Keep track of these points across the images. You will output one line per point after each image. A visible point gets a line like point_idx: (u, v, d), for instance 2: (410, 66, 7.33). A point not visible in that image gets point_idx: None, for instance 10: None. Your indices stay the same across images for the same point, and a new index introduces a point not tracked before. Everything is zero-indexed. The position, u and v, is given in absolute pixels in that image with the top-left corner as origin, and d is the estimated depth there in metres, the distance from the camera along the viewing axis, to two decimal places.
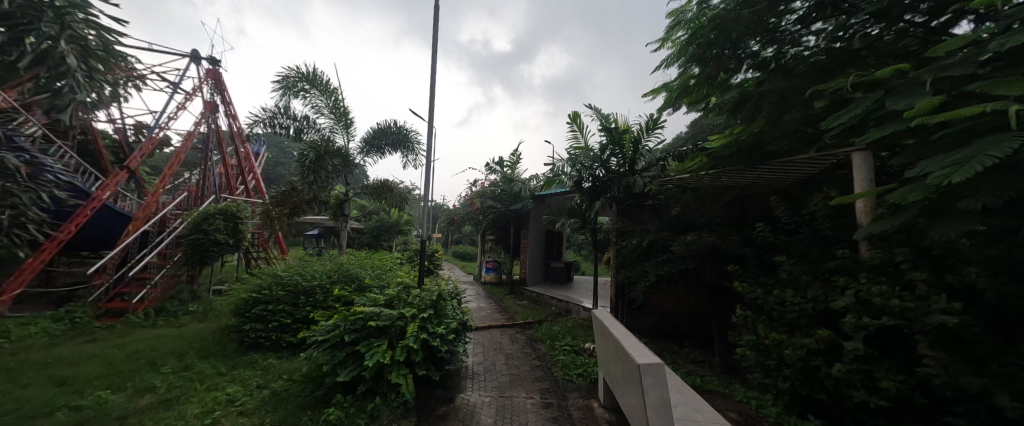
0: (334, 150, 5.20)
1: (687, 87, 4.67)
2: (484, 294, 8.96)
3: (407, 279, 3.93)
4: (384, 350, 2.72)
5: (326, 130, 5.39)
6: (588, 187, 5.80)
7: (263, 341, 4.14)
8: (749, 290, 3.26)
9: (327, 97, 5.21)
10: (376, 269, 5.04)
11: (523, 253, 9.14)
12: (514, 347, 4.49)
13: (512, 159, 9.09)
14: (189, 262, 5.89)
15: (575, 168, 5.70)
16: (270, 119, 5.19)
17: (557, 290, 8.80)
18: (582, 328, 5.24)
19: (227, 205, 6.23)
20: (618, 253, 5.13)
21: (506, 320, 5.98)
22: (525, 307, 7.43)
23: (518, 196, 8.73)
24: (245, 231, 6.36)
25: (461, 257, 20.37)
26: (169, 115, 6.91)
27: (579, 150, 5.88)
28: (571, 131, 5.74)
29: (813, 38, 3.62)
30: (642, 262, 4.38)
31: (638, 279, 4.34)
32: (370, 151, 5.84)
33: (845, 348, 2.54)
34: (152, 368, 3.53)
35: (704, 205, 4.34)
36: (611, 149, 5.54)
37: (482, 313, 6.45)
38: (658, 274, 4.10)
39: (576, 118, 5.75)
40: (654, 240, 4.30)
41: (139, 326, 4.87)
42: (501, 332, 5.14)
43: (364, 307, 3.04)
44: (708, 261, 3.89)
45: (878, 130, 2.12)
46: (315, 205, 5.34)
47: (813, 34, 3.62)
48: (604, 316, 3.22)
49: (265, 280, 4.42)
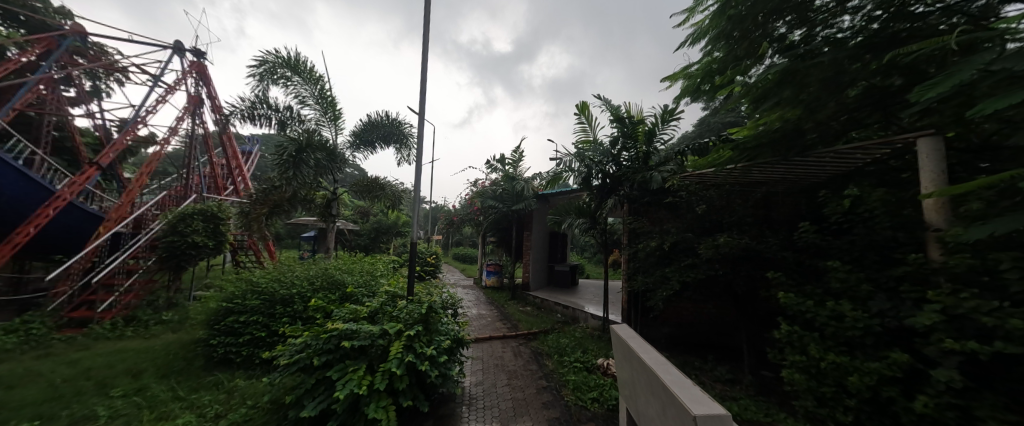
0: (317, 143, 4.74)
1: (711, 70, 4.11)
2: (485, 299, 8.50)
3: (395, 287, 3.45)
4: (360, 377, 2.23)
5: (311, 122, 4.94)
6: (598, 185, 5.35)
7: (234, 357, 3.67)
8: (795, 302, 2.77)
9: (312, 86, 4.76)
10: (365, 276, 4.56)
11: (526, 256, 8.68)
12: (517, 362, 4.00)
13: (514, 157, 8.62)
14: (164, 267, 5.43)
15: (583, 163, 5.23)
16: (249, 110, 4.71)
17: (563, 295, 8.32)
18: (593, 340, 4.73)
19: (208, 205, 5.79)
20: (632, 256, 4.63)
21: (509, 329, 5.49)
22: (529, 314, 6.94)
23: (520, 196, 8.25)
24: (226, 233, 5.91)
25: (461, 259, 19.97)
26: (148, 109, 6.45)
27: (586, 144, 5.46)
28: (578, 123, 5.28)
29: (849, 18, 3.08)
30: (662, 268, 3.88)
31: (659, 287, 3.84)
32: (360, 146, 5.37)
33: (930, 378, 2.04)
34: (100, 392, 3.05)
35: (731, 203, 3.84)
36: (623, 142, 5.10)
37: (482, 321, 5.96)
38: (682, 281, 3.59)
39: (585, 109, 5.31)
40: (676, 242, 3.79)
41: (103, 338, 4.40)
42: (503, 345, 4.65)
43: (340, 322, 2.56)
44: (740, 266, 3.40)
45: (992, 100, 1.61)
46: (298, 205, 4.88)
47: (849, 13, 3.07)
48: (626, 333, 2.71)
49: (239, 288, 3.95)
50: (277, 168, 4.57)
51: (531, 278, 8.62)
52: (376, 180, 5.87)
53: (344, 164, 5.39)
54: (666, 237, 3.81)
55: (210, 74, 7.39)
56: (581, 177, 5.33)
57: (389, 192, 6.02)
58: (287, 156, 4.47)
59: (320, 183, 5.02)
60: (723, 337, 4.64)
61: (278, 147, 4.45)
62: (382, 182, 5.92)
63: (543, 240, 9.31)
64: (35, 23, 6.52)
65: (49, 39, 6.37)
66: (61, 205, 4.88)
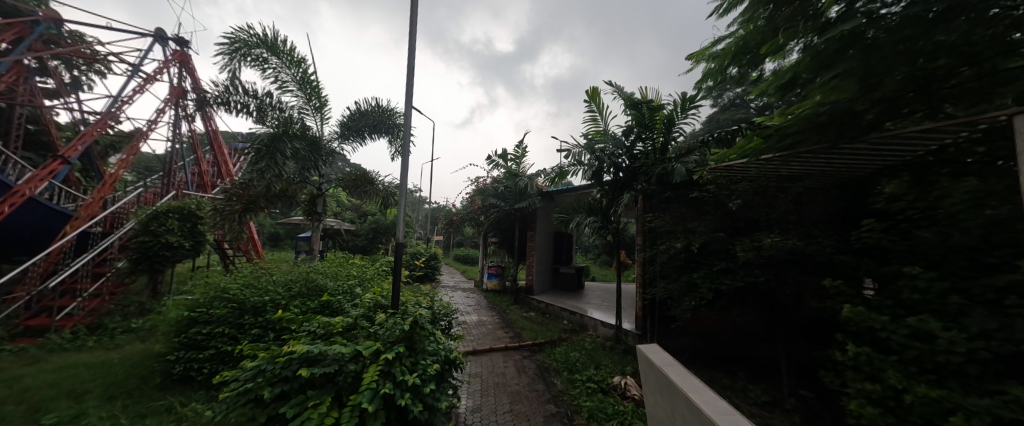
0: (295, 133, 4.28)
1: (743, 46, 3.57)
2: (486, 303, 8.02)
3: (379, 296, 2.96)
4: (323, 414, 1.73)
5: (292, 110, 4.46)
6: (610, 180, 4.86)
7: (196, 375, 3.18)
8: (865, 317, 2.21)
9: (292, 69, 4.28)
10: (350, 282, 4.11)
11: (529, 258, 8.19)
12: (521, 381, 3.51)
13: (518, 153, 8.12)
14: (135, 270, 4.97)
15: (594, 156, 4.71)
16: (222, 95, 4.22)
17: (568, 299, 7.82)
18: (605, 354, 4.21)
19: (187, 202, 5.36)
20: (649, 259, 4.11)
21: (511, 339, 4.98)
22: (533, 320, 6.44)
23: (524, 193, 7.76)
24: (206, 232, 5.46)
25: (461, 260, 19.52)
26: (124, 99, 6.00)
27: (597, 134, 4.95)
28: (589, 112, 4.78)
29: None
30: (688, 273, 3.35)
31: (685, 295, 3.31)
32: (347, 136, 4.88)
33: None
34: (29, 419, 2.58)
35: (769, 198, 3.30)
36: (638, 132, 4.60)
37: (482, 330, 5.46)
38: (713, 289, 3.06)
39: (596, 95, 4.82)
40: (704, 244, 3.26)
41: (59, 349, 3.95)
42: (505, 358, 4.15)
43: (304, 342, 2.06)
44: (784, 271, 2.86)
45: None
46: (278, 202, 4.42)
47: None
48: (665, 363, 2.11)
49: (207, 295, 3.49)
50: (250, 161, 4.10)
51: (534, 280, 8.12)
52: (365, 174, 5.33)
53: (328, 158, 4.89)
54: (692, 237, 3.28)
55: (193, 64, 6.93)
56: (590, 172, 4.82)
57: (379, 188, 5.46)
58: (259, 147, 4.00)
59: (299, 178, 4.53)
60: (747, 349, 4.20)
61: (250, 137, 3.99)
62: (372, 178, 5.37)
63: (548, 241, 8.81)
64: (7, 7, 6.09)
65: (21, 25, 5.93)
66: (18, 201, 4.40)
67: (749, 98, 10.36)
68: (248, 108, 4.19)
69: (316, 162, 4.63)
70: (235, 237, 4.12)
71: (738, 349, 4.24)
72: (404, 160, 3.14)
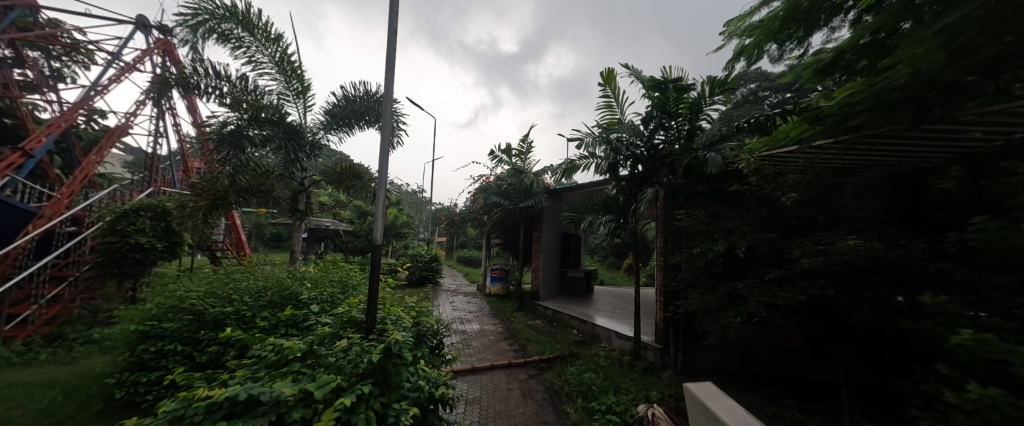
0: (265, 119, 3.82)
1: (791, 9, 3.00)
2: (489, 309, 7.49)
3: (355, 312, 2.42)
4: None
5: (269, 95, 4.02)
6: (627, 175, 4.31)
7: (141, 400, 2.68)
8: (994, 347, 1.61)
9: (269, 48, 3.82)
10: (330, 291, 3.58)
11: (535, 260, 7.64)
12: (528, 408, 2.98)
13: (523, 148, 7.58)
14: (101, 273, 4.53)
15: (609, 146, 4.18)
16: (186, 77, 3.71)
17: (577, 305, 7.27)
18: (624, 373, 3.64)
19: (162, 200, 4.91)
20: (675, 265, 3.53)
21: (515, 353, 4.43)
22: (539, 329, 5.90)
23: (529, 191, 7.22)
24: (183, 233, 5.01)
25: (465, 262, 19.01)
26: (100, 88, 5.61)
27: (611, 124, 4.39)
28: (603, 97, 4.25)
29: None
30: (729, 282, 2.77)
31: (725, 308, 2.74)
32: (333, 126, 4.39)
33: None
34: None
35: (828, 192, 2.71)
36: (660, 119, 4.04)
37: (483, 341, 4.92)
38: (762, 302, 2.48)
39: (611, 79, 4.30)
40: (750, 247, 2.67)
41: (4, 362, 3.49)
42: (509, 379, 3.60)
43: (234, 379, 1.50)
44: (857, 281, 2.27)
45: None
46: (251, 197, 3.93)
47: None
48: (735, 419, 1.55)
49: (163, 305, 3.01)
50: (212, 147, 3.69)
51: (541, 284, 7.57)
52: (351, 166, 4.75)
53: (309, 148, 4.38)
54: (734, 238, 2.70)
55: (178, 54, 6.52)
56: (604, 164, 4.27)
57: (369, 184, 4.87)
58: (217, 132, 3.59)
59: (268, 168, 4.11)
60: (784, 366, 3.63)
61: (211, 121, 3.57)
62: (361, 172, 4.80)
63: (555, 242, 8.26)
64: None
65: None
66: None
67: (767, 91, 9.80)
68: (217, 91, 3.75)
69: (292, 153, 4.13)
70: (199, 236, 3.59)
71: (777, 367, 3.67)
72: (385, 145, 2.60)
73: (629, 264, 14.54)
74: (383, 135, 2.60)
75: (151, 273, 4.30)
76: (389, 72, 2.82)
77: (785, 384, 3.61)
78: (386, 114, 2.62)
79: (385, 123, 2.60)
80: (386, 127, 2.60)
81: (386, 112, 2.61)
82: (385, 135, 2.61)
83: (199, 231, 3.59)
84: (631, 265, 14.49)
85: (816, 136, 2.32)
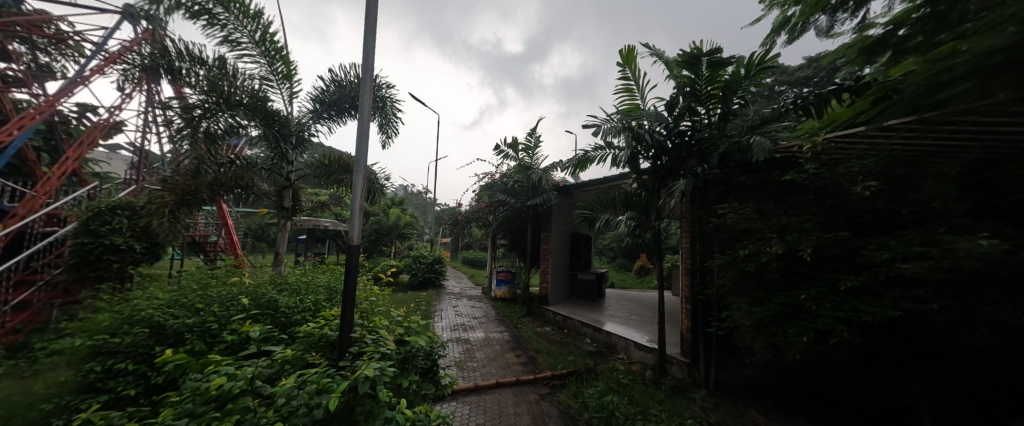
0: (240, 103, 3.42)
1: None
2: (495, 315, 7.02)
3: (332, 328, 1.96)
4: None
5: (251, 79, 3.62)
6: (650, 168, 3.84)
7: None
8: None
9: (247, 25, 3.43)
10: (312, 300, 3.16)
11: (543, 262, 7.18)
12: None
13: (530, 142, 7.12)
14: (73, 277, 4.16)
15: (629, 135, 3.70)
16: (155, 59, 3.30)
17: (588, 310, 6.77)
18: (651, 395, 3.13)
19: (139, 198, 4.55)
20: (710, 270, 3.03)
21: (524, 367, 3.95)
22: (548, 338, 5.42)
23: (537, 188, 6.76)
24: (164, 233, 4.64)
25: (470, 263, 18.56)
26: (81, 80, 5.29)
27: (630, 110, 3.87)
28: (622, 79, 3.77)
29: None
30: (786, 292, 2.27)
31: (782, 323, 2.24)
32: (322, 114, 3.97)
33: None
34: None
35: (910, 182, 2.21)
36: (688, 102, 3.54)
37: (488, 353, 4.46)
38: (835, 319, 1.97)
39: (631, 59, 3.81)
40: (814, 249, 2.16)
41: None
42: (518, 401, 3.12)
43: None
44: (968, 292, 1.75)
45: None
46: (230, 190, 3.49)
47: None
48: None
49: (116, 317, 2.59)
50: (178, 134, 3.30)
51: (549, 288, 7.09)
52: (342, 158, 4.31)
53: (294, 137, 3.98)
54: (792, 238, 2.20)
55: None
56: (625, 156, 3.76)
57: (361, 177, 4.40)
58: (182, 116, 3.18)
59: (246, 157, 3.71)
60: (833, 385, 3.01)
61: (175, 103, 3.18)
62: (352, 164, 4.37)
63: (564, 243, 7.77)
64: None
65: None
66: None
67: (784, 84, 9.26)
68: (185, 69, 3.35)
69: (272, 141, 3.77)
70: (167, 237, 3.01)
71: (825, 387, 3.09)
72: (365, 128, 2.20)
73: (640, 266, 13.96)
74: (360, 116, 2.20)
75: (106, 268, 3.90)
76: (370, 41, 2.41)
77: (835, 405, 3.02)
78: (365, 90, 2.20)
79: (365, 97, 2.18)
80: (365, 105, 2.18)
81: (365, 86, 2.19)
82: (365, 116, 2.21)
83: (168, 229, 3.00)
84: (642, 266, 13.91)
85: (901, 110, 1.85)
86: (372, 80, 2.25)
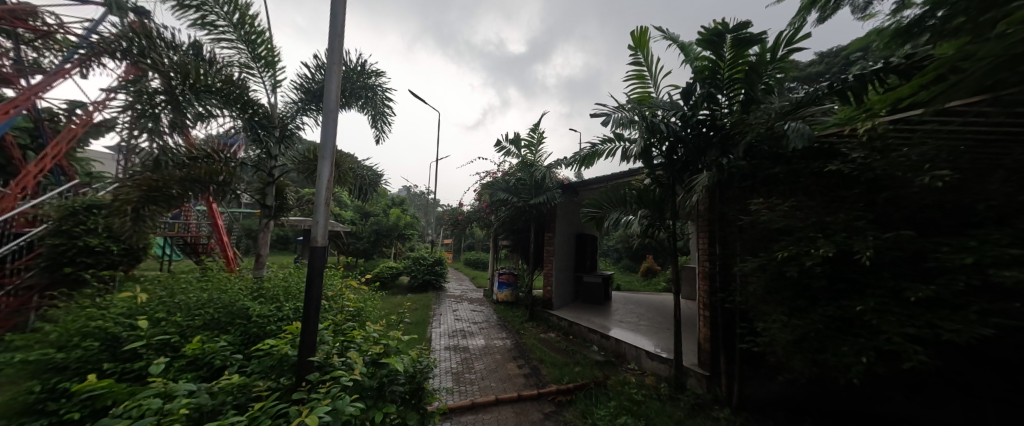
0: (209, 87, 3.13)
1: None
2: (496, 319, 6.70)
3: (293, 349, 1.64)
4: None
5: (229, 66, 3.35)
6: (664, 161, 3.50)
7: None
8: None
9: (223, 5, 3.15)
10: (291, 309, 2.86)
11: (547, 264, 6.85)
12: None
13: (534, 138, 6.80)
14: (46, 280, 3.92)
15: (641, 125, 3.38)
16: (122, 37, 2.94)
17: (595, 315, 6.41)
18: (669, 416, 2.78)
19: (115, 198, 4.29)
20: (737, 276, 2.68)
21: (526, 380, 3.62)
22: (552, 345, 5.09)
23: (541, 186, 6.44)
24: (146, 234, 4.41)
25: (473, 265, 18.25)
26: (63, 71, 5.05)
27: (642, 98, 3.54)
28: (634, 63, 3.45)
29: None
30: (834, 302, 1.92)
31: (830, 338, 1.90)
32: (308, 105, 3.70)
33: None
34: None
35: (983, 172, 1.85)
36: (708, 89, 3.21)
37: (488, 363, 4.13)
38: (900, 337, 1.63)
39: (644, 43, 3.48)
40: (870, 253, 1.82)
41: None
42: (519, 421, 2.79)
43: None
44: None
45: None
46: (204, 187, 3.16)
47: None
48: None
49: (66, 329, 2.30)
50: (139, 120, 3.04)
51: (554, 291, 6.75)
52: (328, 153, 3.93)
53: (276, 129, 3.64)
54: (842, 240, 1.86)
55: None
56: (637, 148, 3.43)
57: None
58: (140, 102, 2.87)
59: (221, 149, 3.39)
60: (873, 404, 2.65)
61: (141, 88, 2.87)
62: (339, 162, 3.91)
63: (569, 244, 7.43)
64: None
65: None
66: None
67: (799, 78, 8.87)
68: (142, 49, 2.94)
69: (250, 132, 3.49)
70: (131, 237, 2.74)
71: (866, 407, 2.74)
72: (332, 120, 1.83)
73: (647, 267, 13.61)
74: (326, 108, 1.83)
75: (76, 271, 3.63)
76: (337, 12, 1.96)
77: None
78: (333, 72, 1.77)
79: (331, 84, 1.80)
80: (332, 95, 1.82)
81: (330, 67, 1.78)
82: (331, 107, 1.83)
83: (131, 229, 2.72)
84: (648, 268, 13.56)
85: (977, 82, 1.53)
86: (341, 62, 1.84)
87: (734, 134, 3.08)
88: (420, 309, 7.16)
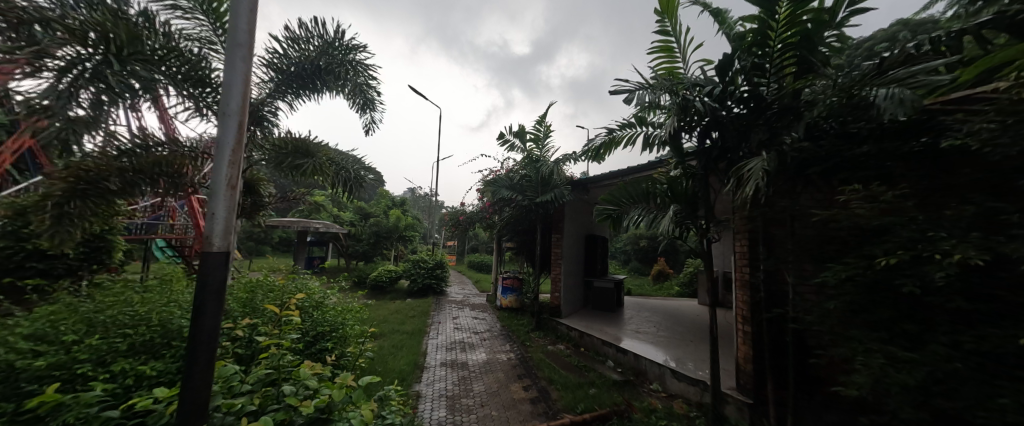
0: (152, 58, 2.59)
1: None
2: (500, 328, 6.14)
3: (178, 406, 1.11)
4: None
5: (187, 41, 2.90)
6: (695, 149, 2.98)
7: None
8: None
9: None
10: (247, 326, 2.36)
11: (554, 268, 6.31)
12: None
13: (539, 131, 6.26)
14: None
15: (676, 106, 2.81)
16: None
17: (607, 325, 5.84)
18: None
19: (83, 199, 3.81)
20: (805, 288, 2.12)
21: (537, 409, 3.05)
22: (562, 360, 4.54)
23: (548, 182, 5.91)
24: (107, 236, 3.93)
25: (477, 268, 17.74)
26: None
27: (669, 73, 3.01)
28: (660, 32, 2.90)
29: None
30: (968, 330, 1.37)
31: (968, 382, 1.34)
32: (282, 86, 3.21)
33: None
34: None
35: None
36: (752, 60, 2.66)
37: (489, 385, 3.58)
38: None
39: (672, 8, 2.93)
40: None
41: None
42: None
43: None
44: None
45: None
46: (154, 181, 2.70)
47: None
48: None
49: None
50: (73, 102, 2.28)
51: (562, 298, 6.20)
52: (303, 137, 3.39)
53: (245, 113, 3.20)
54: (990, 243, 1.30)
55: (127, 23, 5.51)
56: (666, 132, 2.89)
57: (325, 160, 3.38)
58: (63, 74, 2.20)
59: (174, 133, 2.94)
60: None
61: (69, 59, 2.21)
62: (312, 147, 3.25)
63: (578, 246, 6.87)
64: None
65: None
66: None
67: None
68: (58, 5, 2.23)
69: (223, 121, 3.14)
70: (53, 240, 2.24)
71: None
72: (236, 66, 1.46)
73: (658, 270, 13.03)
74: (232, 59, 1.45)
75: (16, 278, 3.17)
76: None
77: None
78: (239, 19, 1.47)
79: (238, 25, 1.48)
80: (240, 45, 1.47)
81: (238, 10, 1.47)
82: (239, 53, 1.47)
83: (52, 230, 2.21)
84: (659, 270, 12.98)
85: None
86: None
87: (785, 112, 2.57)
88: (417, 316, 6.64)
